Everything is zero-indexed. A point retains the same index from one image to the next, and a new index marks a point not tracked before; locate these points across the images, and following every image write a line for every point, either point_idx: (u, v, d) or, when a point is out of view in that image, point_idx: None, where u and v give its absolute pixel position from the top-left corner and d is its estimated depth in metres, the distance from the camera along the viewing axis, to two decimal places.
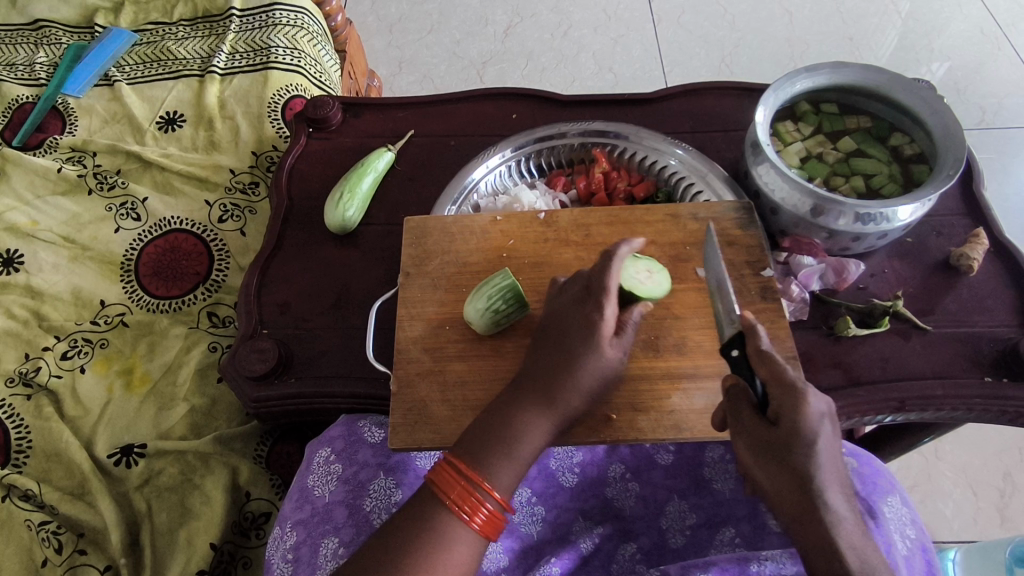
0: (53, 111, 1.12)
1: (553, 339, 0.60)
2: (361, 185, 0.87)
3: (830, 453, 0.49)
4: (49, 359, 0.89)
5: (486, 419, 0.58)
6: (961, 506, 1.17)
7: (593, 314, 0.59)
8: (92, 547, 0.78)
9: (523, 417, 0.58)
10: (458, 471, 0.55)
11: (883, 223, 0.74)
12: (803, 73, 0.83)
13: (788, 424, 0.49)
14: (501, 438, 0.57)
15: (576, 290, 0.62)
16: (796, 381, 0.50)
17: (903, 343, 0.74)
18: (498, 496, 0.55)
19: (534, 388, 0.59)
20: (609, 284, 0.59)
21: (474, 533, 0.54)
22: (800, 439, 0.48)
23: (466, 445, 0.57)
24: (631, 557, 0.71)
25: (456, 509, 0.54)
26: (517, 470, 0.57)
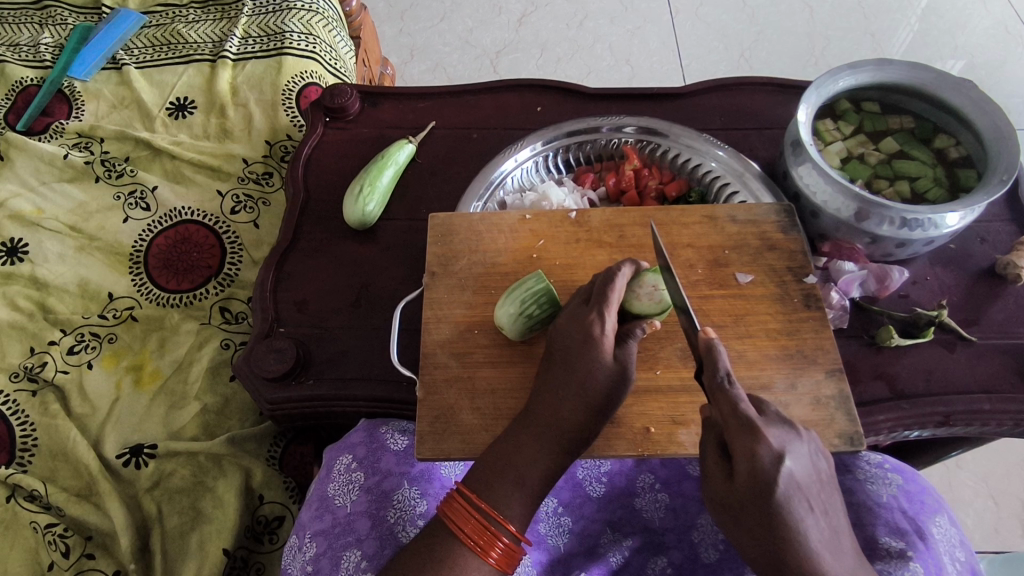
0: (59, 94, 1.08)
1: (563, 359, 0.56)
2: (382, 178, 0.83)
3: (799, 497, 0.43)
4: (55, 353, 0.86)
5: (496, 448, 0.55)
6: (983, 516, 1.15)
7: (593, 327, 0.56)
8: (100, 551, 0.75)
9: (534, 449, 0.54)
10: (469, 503, 0.52)
11: (930, 229, 0.71)
12: (846, 70, 0.79)
13: (746, 473, 0.43)
14: (509, 469, 0.53)
15: (579, 304, 0.59)
16: (751, 421, 0.44)
17: (948, 354, 0.72)
18: (513, 529, 0.52)
19: (544, 416, 0.55)
20: (610, 297, 0.57)
21: (490, 567, 0.51)
22: (763, 491, 0.42)
23: (479, 473, 0.54)
24: (662, 571, 0.68)
25: (469, 544, 0.51)
26: (530, 501, 0.53)
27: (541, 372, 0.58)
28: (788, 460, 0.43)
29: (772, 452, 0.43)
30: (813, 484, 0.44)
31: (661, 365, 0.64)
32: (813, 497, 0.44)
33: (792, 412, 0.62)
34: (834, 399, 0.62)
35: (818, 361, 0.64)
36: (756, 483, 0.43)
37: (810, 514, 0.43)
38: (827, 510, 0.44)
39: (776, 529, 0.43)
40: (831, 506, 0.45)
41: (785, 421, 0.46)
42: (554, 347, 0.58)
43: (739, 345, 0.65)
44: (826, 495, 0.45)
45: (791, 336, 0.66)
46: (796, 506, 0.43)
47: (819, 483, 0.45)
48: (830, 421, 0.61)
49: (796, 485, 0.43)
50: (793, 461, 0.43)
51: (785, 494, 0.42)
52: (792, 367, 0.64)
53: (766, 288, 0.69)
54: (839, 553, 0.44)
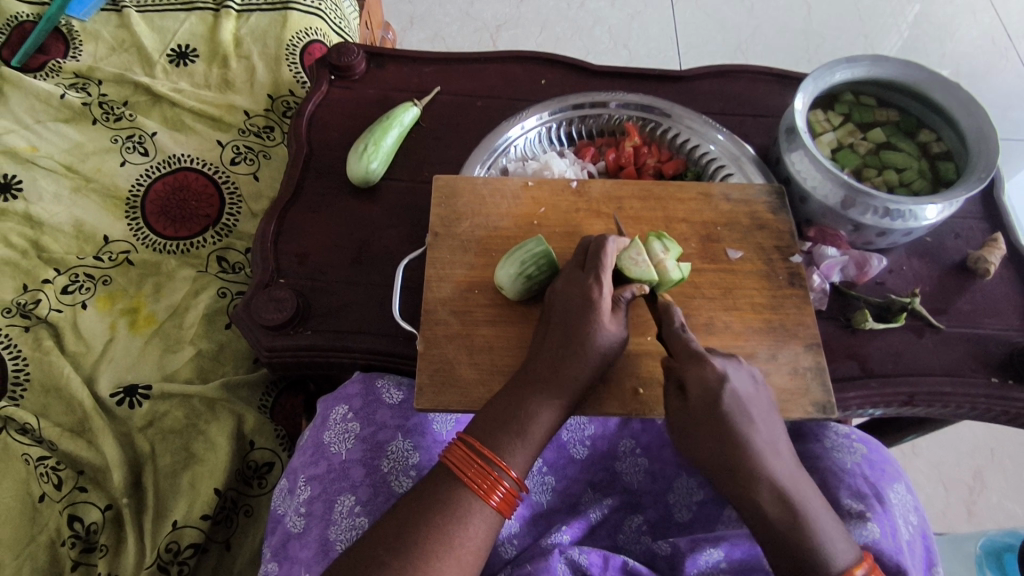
0: (56, 32, 1.06)
1: (564, 318, 0.59)
2: (386, 139, 0.85)
3: (742, 410, 0.53)
4: (48, 291, 0.85)
5: (501, 400, 0.58)
6: (932, 500, 1.22)
7: (592, 290, 0.59)
8: (92, 485, 0.76)
9: (540, 405, 0.57)
10: (474, 451, 0.55)
11: (910, 220, 0.74)
12: (844, 63, 0.83)
13: (697, 392, 0.54)
14: (513, 421, 0.56)
15: (577, 267, 0.62)
16: (696, 351, 0.55)
17: (916, 340, 0.76)
18: (515, 475, 0.55)
19: (546, 370, 0.58)
20: (605, 259, 0.60)
21: (491, 509, 0.54)
22: (710, 404, 0.53)
23: (482, 423, 0.57)
24: (637, 528, 0.72)
25: (473, 487, 0.54)
26: (530, 451, 0.57)
27: (542, 331, 0.61)
28: (727, 379, 0.54)
29: (716, 372, 0.54)
30: (753, 402, 0.55)
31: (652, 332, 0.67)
32: (754, 412, 0.54)
33: (771, 380, 0.66)
34: (810, 370, 0.66)
35: (798, 335, 0.68)
36: (707, 398, 0.53)
37: (752, 424, 0.53)
38: (768, 427, 0.54)
39: (723, 436, 0.53)
40: (771, 423, 0.55)
41: (726, 354, 0.57)
42: (555, 307, 0.60)
43: (726, 315, 0.69)
44: (766, 412, 0.55)
45: (775, 311, 0.69)
46: (738, 416, 0.53)
47: (759, 404, 0.55)
48: (804, 390, 0.65)
49: (737, 399, 0.54)
50: (733, 381, 0.54)
51: (728, 407, 0.53)
52: (773, 339, 0.68)
53: (755, 265, 0.72)
54: (781, 458, 0.53)
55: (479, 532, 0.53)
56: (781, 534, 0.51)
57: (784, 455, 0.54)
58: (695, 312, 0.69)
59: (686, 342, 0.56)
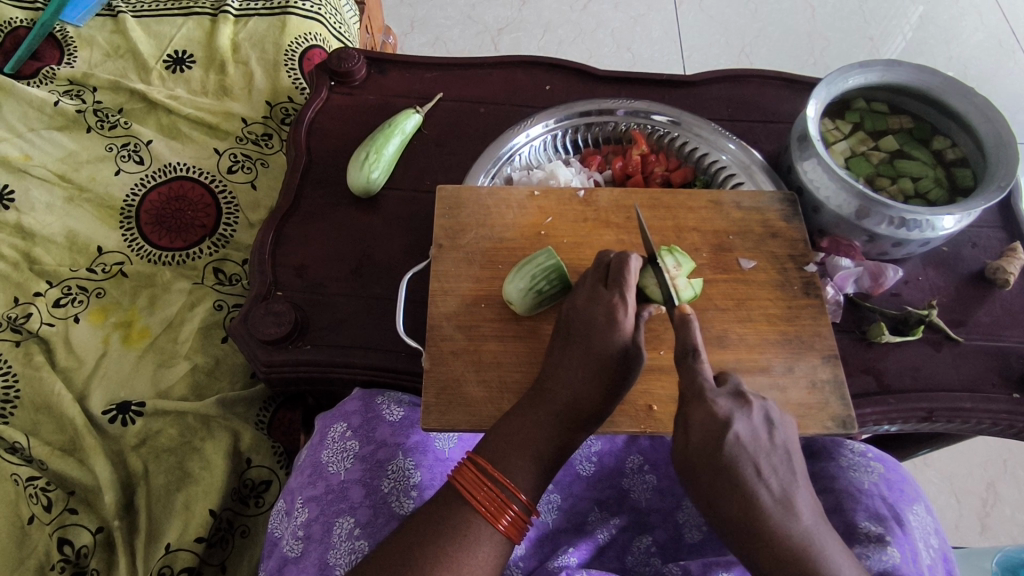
0: (50, 38, 1.04)
1: (582, 338, 0.57)
2: (388, 147, 0.82)
3: (749, 458, 0.45)
4: (40, 305, 0.83)
5: (512, 422, 0.56)
6: (945, 512, 1.19)
7: (615, 309, 0.56)
8: (83, 506, 0.74)
9: (552, 429, 0.55)
10: (482, 473, 0.53)
11: (927, 231, 0.72)
12: (857, 69, 0.80)
13: (697, 437, 0.46)
14: (525, 444, 0.54)
15: (597, 284, 0.59)
16: (701, 389, 0.47)
17: (934, 353, 0.74)
18: (524, 498, 0.53)
19: (560, 393, 0.56)
20: (627, 277, 0.58)
21: (501, 534, 0.51)
22: (711, 453, 0.45)
23: (491, 444, 0.55)
24: (646, 549, 0.69)
25: (480, 510, 0.52)
26: (540, 475, 0.55)
27: (557, 351, 0.58)
28: (733, 423, 0.46)
29: (718, 417, 0.46)
30: (764, 447, 0.46)
31: (665, 346, 0.65)
32: (765, 460, 0.45)
33: (789, 395, 0.63)
34: (829, 383, 0.64)
35: (815, 347, 0.66)
36: (708, 445, 0.45)
37: (761, 473, 0.45)
38: (786, 480, 0.45)
39: (726, 489, 0.44)
40: (790, 476, 0.45)
41: (738, 392, 0.48)
42: (572, 325, 0.58)
43: (741, 328, 0.66)
44: (782, 462, 0.46)
45: (790, 322, 0.67)
46: (743, 466, 0.45)
47: (775, 451, 0.46)
48: (823, 405, 0.63)
49: (743, 445, 0.45)
50: (740, 425, 0.46)
51: (731, 454, 0.45)
52: (790, 352, 0.65)
53: (768, 275, 0.70)
54: (801, 518, 0.44)
55: (487, 557, 0.51)
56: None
57: (805, 507, 0.45)
58: (708, 325, 0.66)
59: (692, 380, 0.48)
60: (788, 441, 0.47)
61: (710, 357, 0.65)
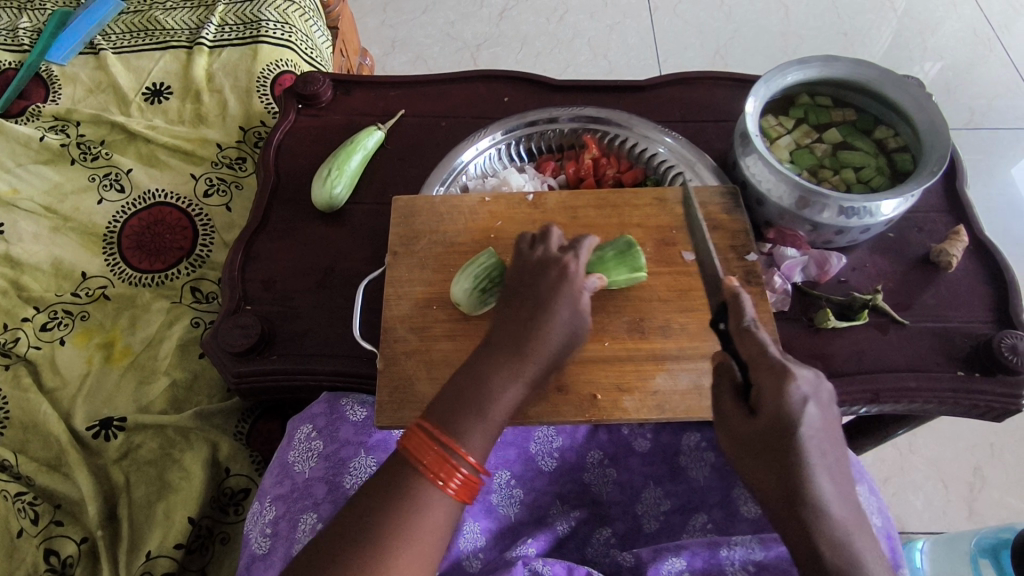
0: (37, 78, 1.10)
1: (531, 288, 0.61)
2: (350, 163, 0.86)
3: (818, 440, 0.48)
4: (28, 329, 0.88)
5: (460, 377, 0.57)
6: (932, 499, 1.19)
7: (561, 271, 0.61)
8: (69, 518, 0.77)
9: (507, 375, 0.56)
10: (431, 437, 0.53)
11: (866, 217, 0.74)
12: (795, 66, 0.83)
13: (771, 411, 0.49)
14: (472, 404, 0.54)
15: (524, 248, 0.65)
16: (779, 361, 0.50)
17: (881, 337, 0.75)
18: (472, 461, 0.53)
19: (505, 348, 0.57)
20: (551, 241, 0.65)
21: (450, 498, 0.52)
22: (784, 431, 0.48)
23: (438, 408, 0.55)
24: (606, 540, 0.72)
25: (429, 476, 0.52)
26: (489, 435, 0.55)
27: (501, 306, 0.62)
28: (810, 403, 0.49)
29: (798, 392, 0.49)
30: (825, 431, 0.49)
31: (609, 337, 0.67)
32: (829, 438, 0.50)
33: None
34: None
35: None
36: (778, 422, 0.49)
37: (824, 449, 0.49)
38: (837, 462, 0.49)
39: (790, 466, 0.48)
40: (842, 461, 0.50)
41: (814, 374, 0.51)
42: (511, 290, 0.62)
43: (685, 318, 0.68)
44: (837, 446, 0.50)
45: None
46: (812, 449, 0.48)
47: (832, 434, 0.50)
48: None
49: (816, 426, 0.49)
50: (815, 406, 0.49)
51: (804, 435, 0.48)
52: None
53: (710, 266, 0.72)
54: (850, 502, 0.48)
55: (438, 522, 0.52)
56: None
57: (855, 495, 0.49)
58: (652, 316, 0.69)
59: (760, 347, 0.51)
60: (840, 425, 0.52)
61: (655, 346, 0.67)
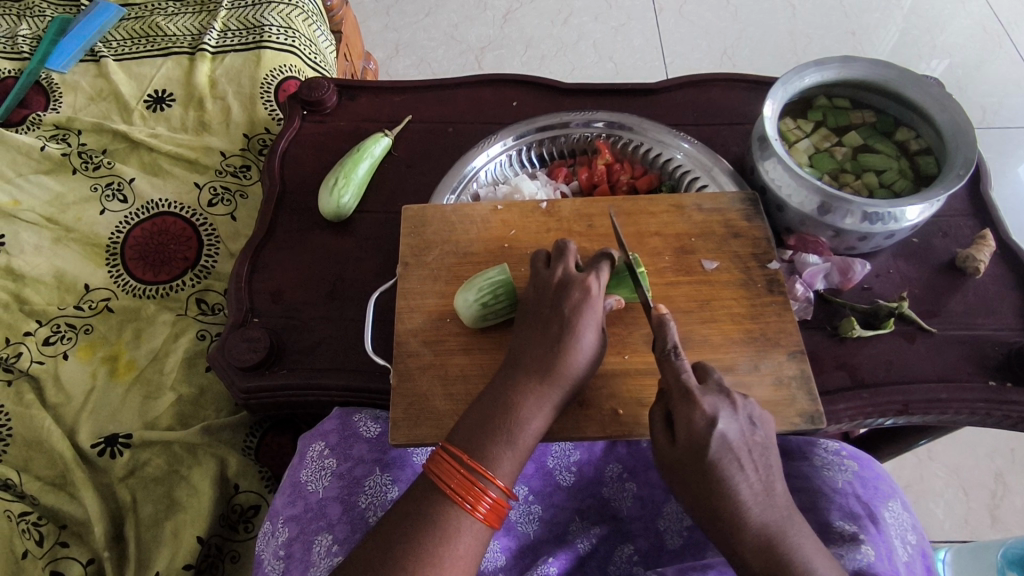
0: (36, 86, 1.08)
1: (554, 314, 0.59)
2: (356, 171, 0.84)
3: (729, 455, 0.51)
4: (30, 344, 0.86)
5: (486, 404, 0.57)
6: (952, 507, 1.17)
7: (580, 292, 0.59)
8: (74, 539, 0.76)
9: (534, 403, 0.57)
10: (457, 461, 0.54)
11: (891, 223, 0.72)
12: (812, 67, 0.81)
13: (684, 434, 0.52)
14: (502, 429, 0.56)
15: (541, 267, 0.64)
16: (687, 387, 0.53)
17: (907, 346, 0.73)
18: (500, 484, 0.54)
19: (532, 372, 0.58)
20: (569, 258, 0.63)
21: (479, 522, 0.54)
22: (698, 452, 0.51)
23: (462, 433, 0.56)
24: (628, 559, 0.70)
25: (457, 499, 0.53)
26: (518, 457, 0.56)
27: (521, 332, 0.61)
28: (719, 423, 0.51)
29: (705, 415, 0.51)
30: (741, 446, 0.52)
31: (630, 349, 0.65)
32: (745, 456, 0.52)
33: (756, 393, 0.63)
34: (795, 379, 0.64)
35: (780, 344, 0.66)
36: (692, 445, 0.51)
37: (740, 470, 0.51)
38: (758, 471, 0.52)
39: (709, 484, 0.51)
40: (764, 467, 0.52)
41: (722, 391, 0.54)
42: (528, 311, 0.62)
43: (707, 329, 0.66)
44: (758, 455, 0.52)
45: (755, 320, 0.67)
46: (726, 467, 0.51)
47: (751, 444, 0.52)
48: (791, 401, 0.63)
49: (727, 444, 0.51)
50: (725, 424, 0.51)
51: (713, 453, 0.51)
52: (755, 350, 0.65)
53: (731, 275, 0.70)
54: (774, 505, 0.51)
55: (469, 546, 0.53)
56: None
57: (781, 498, 0.52)
58: (673, 327, 0.67)
59: (675, 376, 0.54)
60: (766, 435, 0.54)
61: None
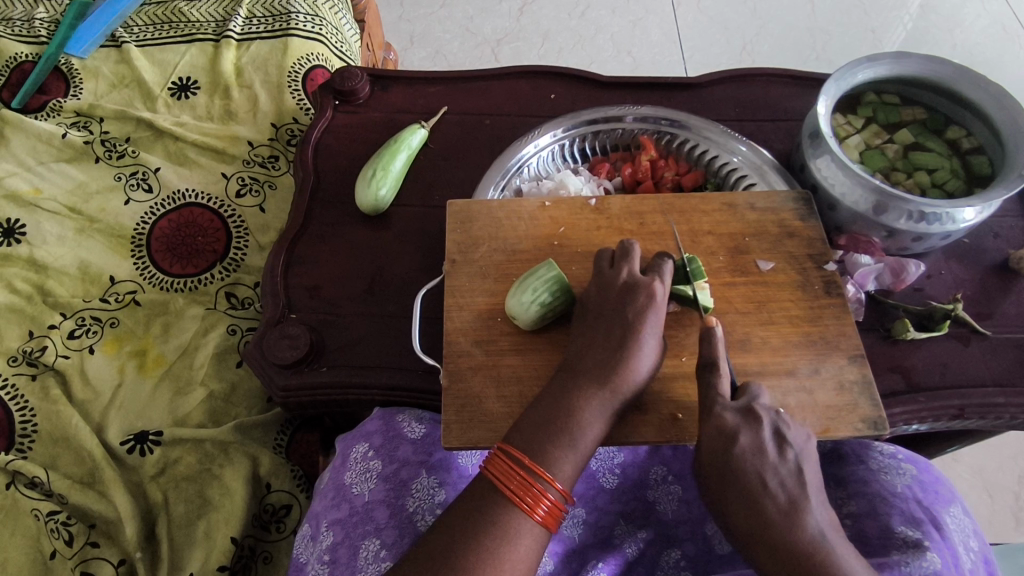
0: (56, 71, 1.05)
1: (618, 317, 0.57)
2: (394, 163, 0.82)
3: (754, 461, 0.49)
4: (55, 337, 0.84)
5: (545, 407, 0.55)
6: (977, 509, 1.16)
7: (646, 293, 0.57)
8: (104, 539, 0.73)
9: (597, 407, 0.55)
10: (515, 462, 0.53)
11: (947, 223, 0.70)
12: (866, 62, 0.79)
13: (710, 440, 0.51)
14: (564, 432, 0.54)
15: (605, 267, 0.62)
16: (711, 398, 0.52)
17: (963, 349, 0.72)
18: (560, 487, 0.52)
19: (595, 375, 0.56)
20: (633, 259, 0.61)
21: (538, 526, 0.51)
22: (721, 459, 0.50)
23: (521, 435, 0.54)
24: (676, 563, 0.68)
25: (515, 501, 0.51)
26: (579, 461, 0.54)
27: (582, 334, 0.59)
28: (743, 433, 0.50)
29: (728, 427, 0.50)
30: (771, 456, 0.50)
31: (687, 351, 0.63)
32: (773, 471, 0.49)
33: (818, 397, 0.62)
34: (857, 384, 0.62)
35: (840, 347, 0.64)
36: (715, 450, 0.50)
37: (767, 482, 0.49)
38: (788, 478, 0.49)
39: (733, 491, 0.49)
40: (799, 482, 0.49)
41: (753, 405, 0.52)
42: (590, 313, 0.60)
43: (765, 331, 0.65)
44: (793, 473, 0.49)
45: (813, 322, 0.65)
46: (750, 474, 0.49)
47: (784, 460, 0.50)
48: (854, 406, 0.61)
49: (751, 454, 0.49)
50: (750, 437, 0.50)
51: (734, 458, 0.49)
52: (815, 353, 0.64)
53: (788, 275, 0.68)
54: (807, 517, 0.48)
55: (528, 550, 0.51)
56: None
57: (817, 511, 0.48)
58: (729, 329, 0.65)
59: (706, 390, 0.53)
60: (802, 448, 0.51)
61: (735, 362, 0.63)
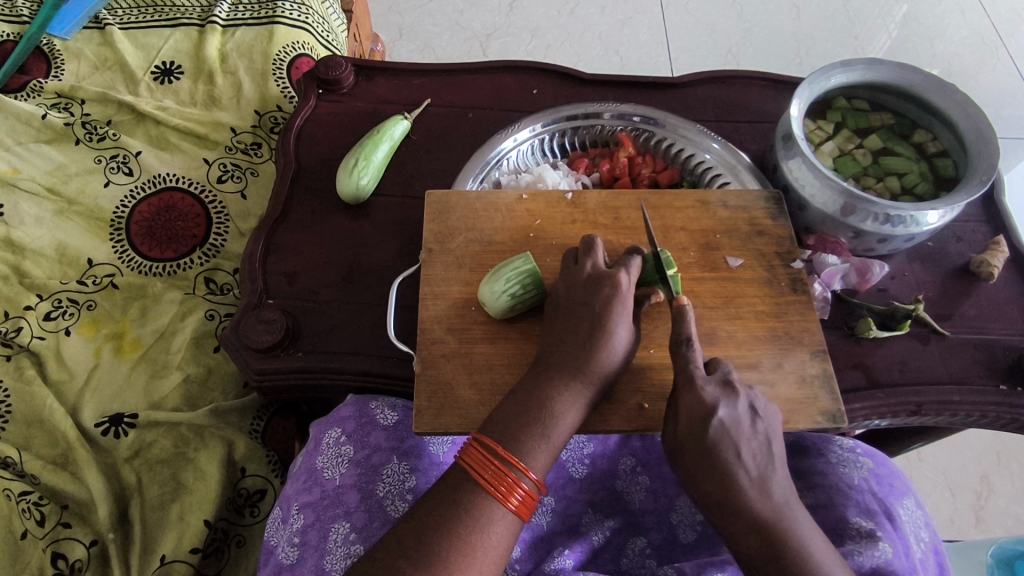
0: (37, 51, 1.04)
1: (588, 309, 0.59)
2: (376, 153, 0.83)
3: (729, 441, 0.52)
4: (31, 318, 0.83)
5: (519, 399, 0.57)
6: (938, 507, 1.20)
7: (612, 285, 0.59)
8: (77, 520, 0.74)
9: (567, 397, 0.56)
10: (489, 451, 0.54)
11: (911, 226, 0.72)
12: (839, 68, 0.81)
13: (686, 418, 0.53)
14: (537, 422, 0.55)
15: (569, 264, 0.63)
16: (692, 376, 0.54)
17: (921, 348, 0.74)
18: (533, 476, 0.54)
19: (564, 366, 0.58)
20: (597, 253, 0.63)
21: (511, 514, 0.52)
22: (698, 435, 0.53)
23: (496, 425, 0.56)
24: (641, 551, 0.70)
25: (489, 490, 0.52)
26: (551, 451, 0.55)
27: (552, 326, 0.61)
28: (720, 408, 0.53)
29: (706, 403, 0.53)
30: (744, 432, 0.53)
31: (655, 344, 0.65)
32: (745, 445, 0.53)
33: (780, 390, 0.64)
34: (818, 378, 0.64)
35: (803, 342, 0.66)
36: (694, 427, 0.53)
37: (740, 457, 0.52)
38: (758, 454, 0.53)
39: (709, 466, 0.52)
40: (765, 456, 0.53)
41: (726, 380, 0.55)
42: (559, 305, 0.61)
43: (731, 326, 0.67)
44: (759, 445, 0.53)
45: (778, 318, 0.67)
46: (724, 450, 0.52)
47: (752, 433, 0.53)
48: (814, 399, 0.63)
49: (726, 429, 0.52)
50: (725, 410, 0.53)
51: (712, 434, 0.52)
52: (779, 347, 0.66)
53: (755, 272, 0.70)
54: (774, 492, 0.52)
55: (501, 538, 0.52)
56: (757, 563, 0.50)
57: (780, 488, 0.52)
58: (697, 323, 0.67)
59: (685, 367, 0.55)
60: (768, 423, 0.55)
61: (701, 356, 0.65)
